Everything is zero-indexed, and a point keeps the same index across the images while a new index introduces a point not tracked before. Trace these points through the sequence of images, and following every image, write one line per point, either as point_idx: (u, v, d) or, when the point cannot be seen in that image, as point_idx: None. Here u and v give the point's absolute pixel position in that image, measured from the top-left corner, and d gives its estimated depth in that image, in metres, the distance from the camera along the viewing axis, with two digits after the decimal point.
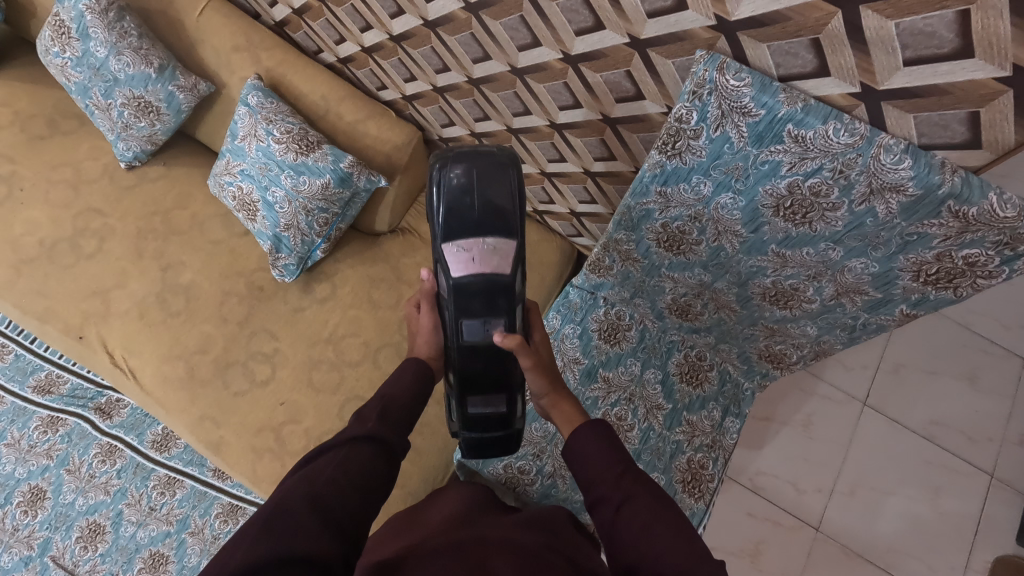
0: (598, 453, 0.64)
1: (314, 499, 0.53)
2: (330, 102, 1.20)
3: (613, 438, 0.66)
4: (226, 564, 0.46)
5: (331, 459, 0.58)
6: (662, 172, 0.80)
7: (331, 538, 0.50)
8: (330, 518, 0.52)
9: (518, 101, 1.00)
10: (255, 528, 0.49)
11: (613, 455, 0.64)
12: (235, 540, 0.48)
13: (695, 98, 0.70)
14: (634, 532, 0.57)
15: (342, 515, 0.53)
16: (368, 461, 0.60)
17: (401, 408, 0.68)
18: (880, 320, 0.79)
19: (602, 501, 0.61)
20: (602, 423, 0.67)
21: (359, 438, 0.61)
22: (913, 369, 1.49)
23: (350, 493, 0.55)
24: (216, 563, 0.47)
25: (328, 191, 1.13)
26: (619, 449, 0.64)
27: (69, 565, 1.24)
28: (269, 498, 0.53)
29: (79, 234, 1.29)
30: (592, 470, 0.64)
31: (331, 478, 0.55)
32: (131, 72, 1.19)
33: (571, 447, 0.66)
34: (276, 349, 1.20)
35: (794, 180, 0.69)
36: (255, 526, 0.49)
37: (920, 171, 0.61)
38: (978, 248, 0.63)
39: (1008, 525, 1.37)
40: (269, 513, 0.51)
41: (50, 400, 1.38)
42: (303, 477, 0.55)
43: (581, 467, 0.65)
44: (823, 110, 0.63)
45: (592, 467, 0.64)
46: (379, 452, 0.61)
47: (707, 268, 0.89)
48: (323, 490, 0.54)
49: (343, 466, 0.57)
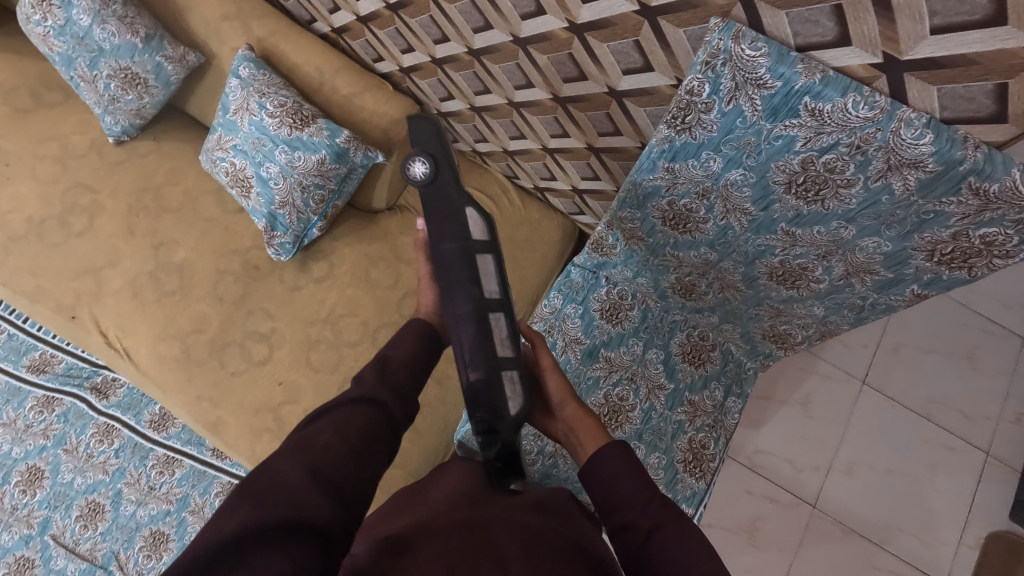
0: (623, 480, 0.63)
1: (312, 466, 0.51)
2: (325, 74, 1.16)
3: (633, 458, 0.65)
4: (219, 527, 0.44)
5: (329, 424, 0.56)
6: (670, 148, 0.77)
7: (331, 505, 0.49)
8: (330, 485, 0.50)
9: (521, 73, 0.96)
10: (252, 492, 0.47)
11: (638, 480, 0.63)
12: (229, 502, 0.47)
13: (708, 69, 0.67)
14: (663, 562, 0.56)
15: (342, 482, 0.52)
16: (368, 425, 0.58)
17: (399, 366, 0.66)
18: (890, 300, 0.78)
19: (627, 526, 0.60)
20: (625, 444, 0.66)
21: (358, 403, 0.59)
22: (912, 348, 1.49)
23: (350, 460, 0.53)
24: (209, 526, 0.45)
25: (324, 167, 1.10)
26: (644, 474, 0.63)
27: (69, 544, 1.23)
28: (265, 461, 0.51)
29: (68, 210, 1.25)
30: (617, 498, 0.63)
31: (330, 444, 0.53)
32: (116, 42, 1.15)
33: (594, 470, 0.66)
34: (274, 328, 1.18)
35: (808, 156, 0.67)
36: (252, 492, 0.47)
37: (943, 147, 0.58)
38: (996, 227, 0.62)
39: (1002, 502, 1.38)
40: (267, 477, 0.49)
41: (45, 379, 1.36)
42: (299, 443, 0.53)
43: (604, 492, 0.64)
44: (842, 82, 0.60)
45: (616, 493, 0.63)
46: (379, 415, 0.59)
47: (714, 247, 0.87)
48: (323, 456, 0.52)
49: (342, 431, 0.55)
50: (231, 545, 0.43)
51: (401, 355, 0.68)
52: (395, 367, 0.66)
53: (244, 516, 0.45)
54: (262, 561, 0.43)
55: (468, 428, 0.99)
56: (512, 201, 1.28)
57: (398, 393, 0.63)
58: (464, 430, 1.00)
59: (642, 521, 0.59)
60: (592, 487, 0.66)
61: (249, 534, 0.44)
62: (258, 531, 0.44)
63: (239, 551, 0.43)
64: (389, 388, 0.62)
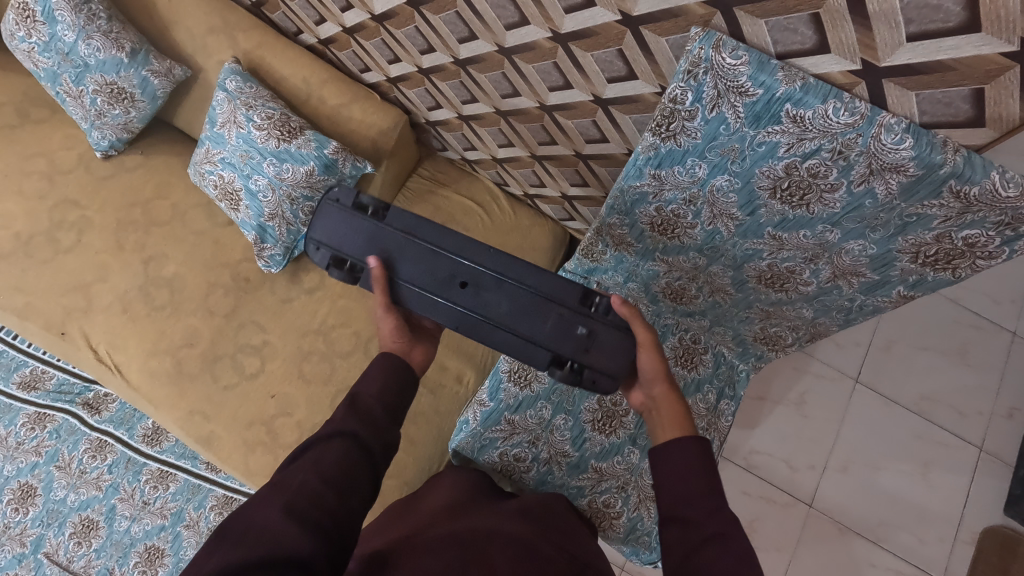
0: (689, 476, 0.62)
1: (287, 505, 0.52)
2: (312, 85, 1.16)
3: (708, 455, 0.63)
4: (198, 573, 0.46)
5: (306, 462, 0.56)
6: (656, 155, 0.77)
7: (312, 537, 0.50)
8: (309, 520, 0.51)
9: (507, 82, 0.97)
10: (229, 538, 0.49)
11: (705, 484, 0.61)
12: (208, 549, 0.49)
13: (691, 77, 0.67)
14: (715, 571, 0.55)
15: (322, 516, 0.52)
16: (346, 457, 0.57)
17: (372, 400, 0.64)
18: (877, 302, 0.79)
19: (681, 526, 0.60)
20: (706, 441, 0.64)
21: (336, 437, 0.59)
22: (904, 345, 1.49)
23: (327, 493, 0.54)
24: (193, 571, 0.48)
25: (312, 178, 1.10)
26: (716, 481, 0.61)
27: (64, 561, 1.23)
28: (244, 506, 0.53)
29: (56, 226, 1.25)
30: (681, 495, 0.61)
31: (305, 482, 0.54)
32: (102, 57, 1.14)
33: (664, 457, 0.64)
34: (265, 340, 1.18)
35: (792, 162, 0.68)
36: (231, 537, 0.49)
37: (922, 151, 0.59)
38: (979, 228, 0.62)
39: (997, 496, 1.39)
40: (245, 522, 0.50)
41: (36, 396, 1.34)
42: (277, 484, 0.54)
43: (670, 484, 0.62)
44: (822, 88, 0.61)
45: (681, 491, 0.61)
46: (357, 445, 0.59)
47: (702, 252, 0.87)
48: (299, 496, 0.53)
49: (318, 470, 0.55)
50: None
51: (372, 389, 0.65)
52: (367, 401, 0.63)
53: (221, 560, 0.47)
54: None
55: (463, 437, 0.98)
56: (502, 209, 1.29)
57: (371, 423, 0.62)
58: (459, 438, 0.98)
59: (705, 525, 0.58)
60: (658, 472, 0.64)
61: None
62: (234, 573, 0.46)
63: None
64: (364, 420, 0.61)
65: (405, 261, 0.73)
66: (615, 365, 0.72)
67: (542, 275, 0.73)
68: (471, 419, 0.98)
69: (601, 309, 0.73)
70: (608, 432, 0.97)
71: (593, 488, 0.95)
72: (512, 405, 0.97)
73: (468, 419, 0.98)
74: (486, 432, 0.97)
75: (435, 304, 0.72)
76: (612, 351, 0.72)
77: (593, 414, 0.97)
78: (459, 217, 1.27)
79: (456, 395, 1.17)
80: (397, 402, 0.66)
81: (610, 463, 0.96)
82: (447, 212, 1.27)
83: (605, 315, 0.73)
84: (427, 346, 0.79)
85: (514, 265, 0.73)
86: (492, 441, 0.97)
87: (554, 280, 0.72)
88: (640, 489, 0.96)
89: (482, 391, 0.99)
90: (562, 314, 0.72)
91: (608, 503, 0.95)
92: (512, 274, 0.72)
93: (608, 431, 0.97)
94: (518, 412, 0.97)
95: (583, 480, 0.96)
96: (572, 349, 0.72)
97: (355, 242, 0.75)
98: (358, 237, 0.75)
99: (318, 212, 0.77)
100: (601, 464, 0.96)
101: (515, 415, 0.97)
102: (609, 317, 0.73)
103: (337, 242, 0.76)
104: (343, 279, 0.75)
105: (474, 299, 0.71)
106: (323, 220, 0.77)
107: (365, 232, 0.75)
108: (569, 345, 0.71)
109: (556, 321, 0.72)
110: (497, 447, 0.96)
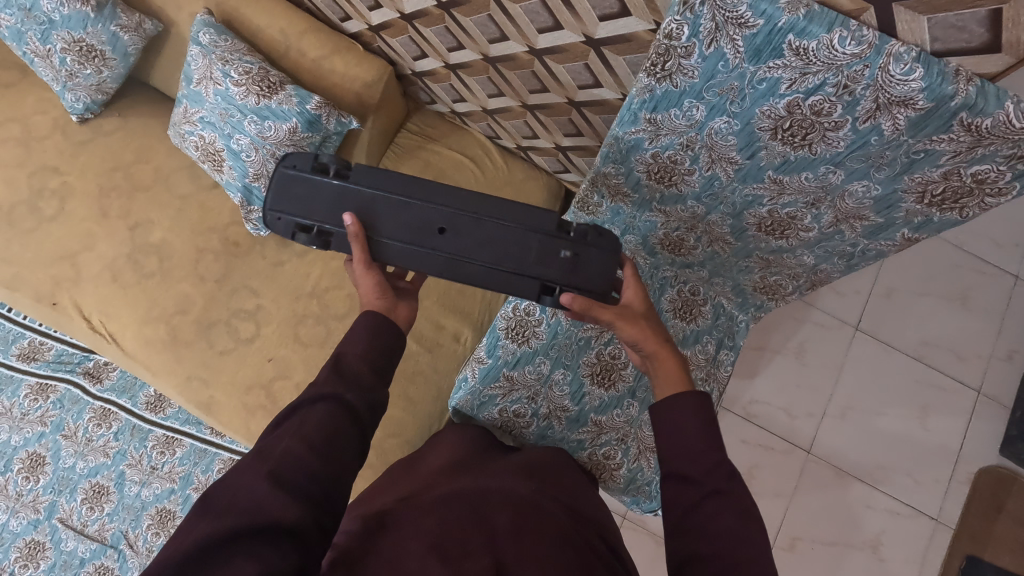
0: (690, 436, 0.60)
1: (272, 473, 0.51)
2: (290, 36, 1.10)
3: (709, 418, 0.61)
4: (181, 543, 0.46)
5: (290, 428, 0.55)
6: (651, 97, 0.73)
7: (299, 504, 0.50)
8: (294, 487, 0.51)
9: (494, 26, 0.92)
10: (213, 509, 0.48)
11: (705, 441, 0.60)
12: (191, 520, 0.48)
13: (687, 10, 0.63)
14: (711, 526, 0.55)
15: (308, 482, 0.52)
16: (331, 420, 0.56)
17: (358, 359, 0.62)
18: (880, 246, 0.77)
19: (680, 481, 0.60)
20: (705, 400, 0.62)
21: (320, 400, 0.57)
22: (906, 292, 1.47)
23: (313, 459, 0.53)
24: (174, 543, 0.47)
25: (296, 136, 1.06)
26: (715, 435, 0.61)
27: (78, 526, 1.25)
28: (227, 475, 0.52)
29: (37, 194, 1.21)
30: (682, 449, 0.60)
31: (289, 448, 0.53)
32: (67, 12, 1.09)
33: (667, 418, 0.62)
34: (259, 305, 1.16)
35: (794, 99, 0.64)
36: (215, 508, 0.48)
37: (933, 81, 0.55)
38: (989, 164, 0.60)
39: (993, 437, 1.41)
40: (228, 493, 0.50)
41: (37, 366, 1.34)
42: (259, 453, 0.53)
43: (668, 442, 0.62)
44: (828, 16, 0.57)
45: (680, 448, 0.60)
46: (344, 409, 0.58)
47: (700, 199, 0.84)
48: (283, 463, 0.52)
49: (302, 435, 0.54)
50: (195, 559, 0.45)
51: (361, 348, 0.63)
52: (352, 361, 0.62)
53: (204, 533, 0.46)
54: (232, 565, 0.45)
55: (462, 395, 0.97)
56: (494, 162, 1.26)
57: (358, 385, 0.61)
58: (458, 396, 0.97)
59: (705, 481, 0.58)
60: (658, 430, 0.64)
61: (210, 549, 0.46)
62: (220, 546, 0.46)
63: (209, 562, 0.45)
64: (348, 383, 0.60)
65: (378, 216, 0.72)
66: (600, 282, 0.74)
67: (514, 208, 0.73)
68: (470, 376, 0.97)
69: (578, 234, 0.74)
70: (607, 385, 0.96)
71: (593, 441, 0.96)
72: (510, 361, 0.96)
73: (467, 376, 0.98)
74: (485, 389, 0.96)
75: (416, 254, 0.72)
76: (598, 270, 0.74)
77: (592, 367, 0.97)
78: (450, 172, 1.24)
79: (454, 353, 1.17)
80: (385, 362, 0.65)
81: (610, 416, 0.96)
82: (437, 167, 1.24)
83: (583, 238, 0.74)
84: (410, 305, 0.76)
85: (487, 203, 0.73)
86: (491, 397, 0.96)
87: (529, 210, 0.73)
88: (640, 441, 0.96)
89: (480, 348, 0.98)
90: (543, 240, 0.73)
91: (608, 455, 0.96)
92: (488, 211, 0.73)
93: (606, 384, 0.96)
94: (516, 367, 0.96)
95: (584, 433, 0.96)
96: (558, 273, 0.73)
97: (320, 207, 0.74)
98: (323, 202, 0.74)
99: (273, 183, 0.75)
100: (601, 418, 0.96)
101: (514, 371, 0.96)
102: (587, 240, 0.74)
103: (301, 210, 0.74)
104: (312, 243, 0.74)
105: (454, 242, 0.72)
106: (280, 190, 0.75)
107: (328, 195, 0.74)
108: (555, 269, 0.73)
109: (538, 249, 0.73)
110: (497, 404, 0.96)
